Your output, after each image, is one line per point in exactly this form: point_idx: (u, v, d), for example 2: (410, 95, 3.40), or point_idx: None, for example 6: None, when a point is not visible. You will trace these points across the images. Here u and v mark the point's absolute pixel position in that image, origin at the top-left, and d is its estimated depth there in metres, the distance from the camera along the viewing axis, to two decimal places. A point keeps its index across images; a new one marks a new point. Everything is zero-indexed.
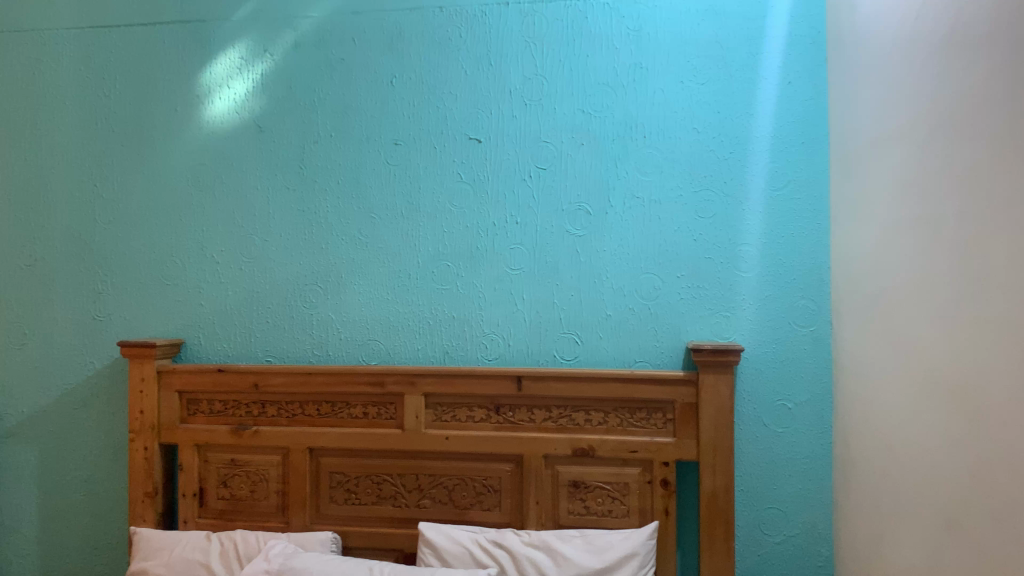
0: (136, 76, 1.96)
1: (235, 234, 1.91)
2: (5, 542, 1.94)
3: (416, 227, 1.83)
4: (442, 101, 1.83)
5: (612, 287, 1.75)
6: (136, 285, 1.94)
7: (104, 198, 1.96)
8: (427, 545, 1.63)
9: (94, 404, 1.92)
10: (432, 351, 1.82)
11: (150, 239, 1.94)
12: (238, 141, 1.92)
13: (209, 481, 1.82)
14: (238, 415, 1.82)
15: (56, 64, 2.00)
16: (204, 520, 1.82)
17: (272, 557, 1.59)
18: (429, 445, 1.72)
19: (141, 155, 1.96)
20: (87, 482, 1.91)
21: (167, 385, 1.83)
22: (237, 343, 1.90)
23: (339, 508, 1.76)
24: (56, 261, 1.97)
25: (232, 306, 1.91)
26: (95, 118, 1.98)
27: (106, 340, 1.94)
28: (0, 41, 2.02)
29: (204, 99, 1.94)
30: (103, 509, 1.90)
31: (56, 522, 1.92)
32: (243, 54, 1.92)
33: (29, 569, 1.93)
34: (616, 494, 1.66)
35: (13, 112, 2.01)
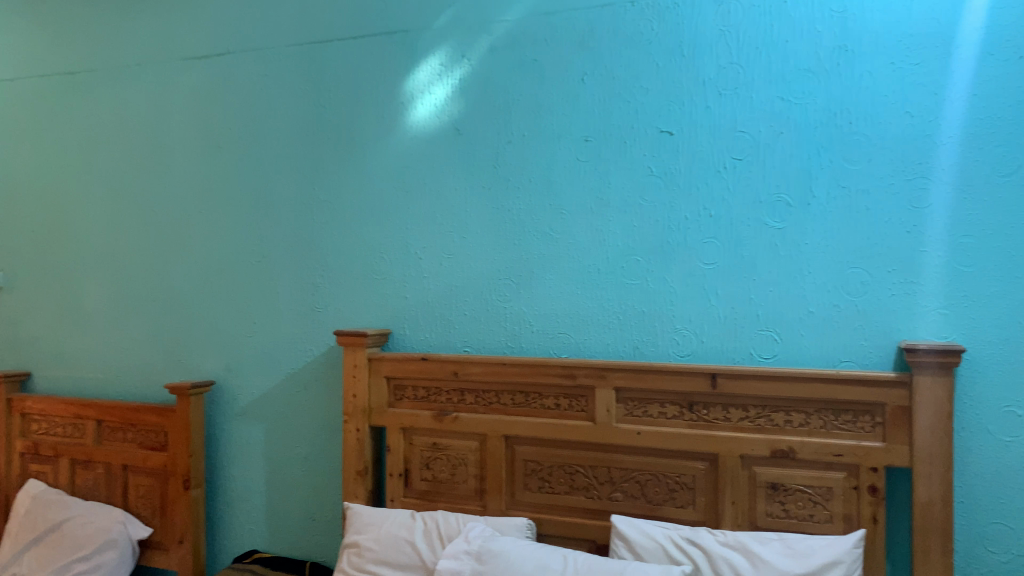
0: (348, 86, 2.12)
1: (436, 231, 2.02)
2: (238, 508, 2.17)
3: (607, 221, 1.85)
4: (634, 95, 1.84)
5: (813, 282, 1.68)
6: (348, 279, 2.10)
7: (320, 200, 2.14)
8: (619, 538, 1.65)
9: (313, 387, 2.10)
10: (624, 346, 1.83)
11: (359, 237, 2.09)
12: (438, 143, 2.02)
13: (413, 463, 1.94)
14: (439, 401, 1.92)
15: (279, 78, 2.20)
16: (409, 499, 1.94)
17: (472, 539, 1.68)
18: (621, 439, 1.73)
19: (352, 159, 2.11)
20: (306, 458, 2.09)
21: (376, 372, 1.97)
22: (438, 334, 2.01)
23: (533, 495, 1.82)
24: (280, 257, 2.17)
25: (432, 299, 2.02)
26: (312, 126, 2.16)
27: (323, 329, 2.11)
28: (233, 60, 2.25)
29: (408, 105, 2.06)
30: (320, 484, 2.07)
31: (280, 493, 2.12)
32: (443, 60, 2.02)
33: (258, 534, 2.15)
34: (818, 498, 1.59)
35: (244, 123, 2.24)
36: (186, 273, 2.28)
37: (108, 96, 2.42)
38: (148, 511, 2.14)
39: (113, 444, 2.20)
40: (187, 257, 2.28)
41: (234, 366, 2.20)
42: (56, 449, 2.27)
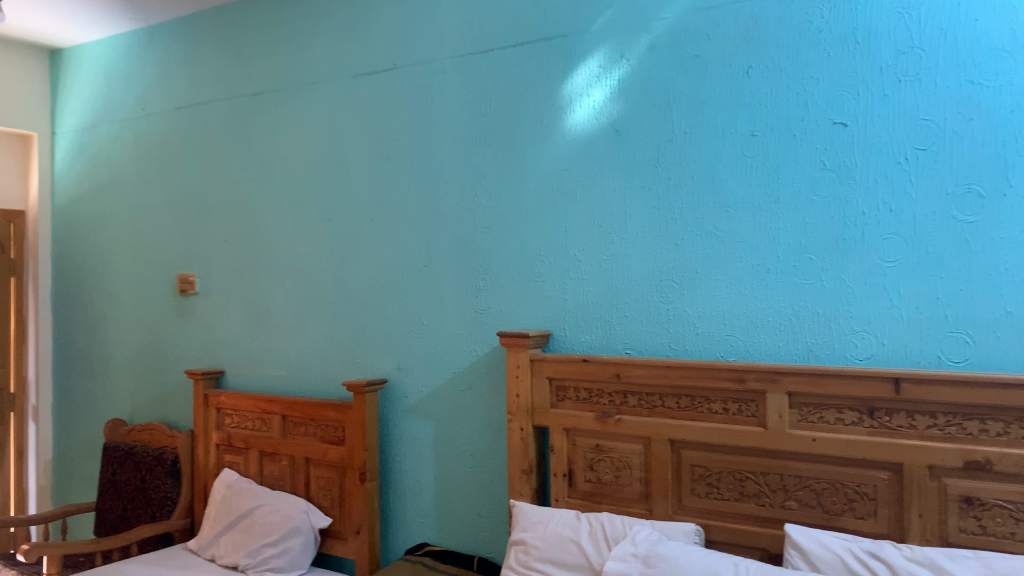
0: (508, 93, 2.17)
1: (597, 233, 2.02)
2: (410, 502, 2.27)
3: (775, 219, 1.79)
4: (803, 87, 1.76)
5: (1011, 280, 1.55)
6: (510, 282, 2.15)
7: (482, 205, 2.20)
8: (794, 548, 1.58)
9: (478, 387, 2.16)
10: (796, 348, 1.76)
11: (521, 240, 2.13)
12: (598, 145, 2.03)
13: (577, 464, 1.95)
14: (602, 403, 1.92)
15: (443, 89, 2.28)
16: (574, 499, 1.96)
17: (639, 543, 1.67)
18: (794, 445, 1.66)
19: (513, 163, 2.15)
20: (473, 456, 2.16)
21: (539, 373, 2.00)
22: (600, 336, 2.01)
23: (700, 500, 1.78)
24: (444, 261, 2.25)
25: (593, 300, 2.02)
26: (474, 132, 2.22)
27: (487, 331, 2.17)
28: (400, 74, 2.36)
29: (568, 108, 2.08)
30: (486, 482, 2.13)
31: (448, 489, 2.20)
32: (602, 61, 2.03)
33: (427, 528, 2.23)
34: (1020, 515, 1.46)
35: (410, 133, 2.34)
36: (359, 278, 2.42)
37: (288, 114, 2.60)
38: (328, 501, 2.27)
39: (297, 438, 2.36)
40: (359, 262, 2.42)
41: (404, 366, 2.31)
42: (247, 441, 2.47)
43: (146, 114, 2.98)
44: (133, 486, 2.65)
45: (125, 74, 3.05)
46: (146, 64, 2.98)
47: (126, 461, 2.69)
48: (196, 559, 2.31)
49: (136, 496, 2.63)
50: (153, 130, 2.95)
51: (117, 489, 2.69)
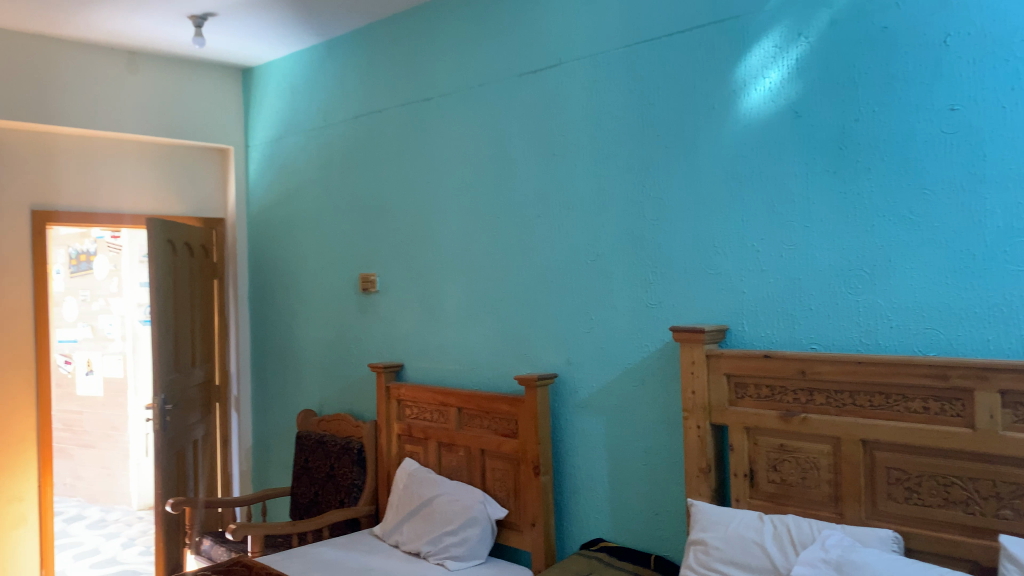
0: (677, 81, 2.11)
1: (776, 222, 1.93)
2: (584, 497, 2.27)
3: (981, 200, 1.63)
4: (1013, 52, 1.59)
5: None
6: (682, 275, 2.09)
7: (652, 197, 2.16)
8: (1010, 561, 1.43)
9: (650, 382, 2.13)
10: (1008, 342, 1.59)
11: (693, 231, 2.08)
12: (776, 129, 1.93)
13: (759, 464, 1.87)
14: (786, 401, 1.83)
15: (610, 81, 2.25)
16: (756, 500, 1.88)
17: (829, 549, 1.58)
18: (1009, 449, 1.51)
19: (684, 153, 2.10)
20: (647, 453, 2.12)
21: (717, 369, 1.94)
22: (782, 330, 1.92)
23: (898, 506, 1.66)
24: (614, 255, 2.23)
25: (774, 293, 1.93)
26: (642, 123, 2.18)
27: (659, 325, 2.12)
28: (566, 68, 2.36)
29: (741, 93, 1.99)
30: (661, 480, 2.09)
31: (623, 485, 2.18)
32: (778, 41, 1.93)
33: (602, 523, 2.22)
34: None
35: (576, 127, 2.33)
36: (529, 274, 2.44)
37: (457, 117, 2.67)
38: (504, 493, 2.31)
39: (472, 431, 2.42)
40: (528, 258, 2.44)
41: (575, 361, 2.31)
42: (425, 433, 2.56)
43: (328, 125, 3.16)
44: (323, 473, 2.83)
45: (307, 88, 3.25)
46: (326, 78, 3.17)
47: (317, 449, 2.87)
48: (381, 544, 2.43)
49: (326, 482, 2.80)
50: (334, 138, 3.14)
51: (309, 475, 2.88)
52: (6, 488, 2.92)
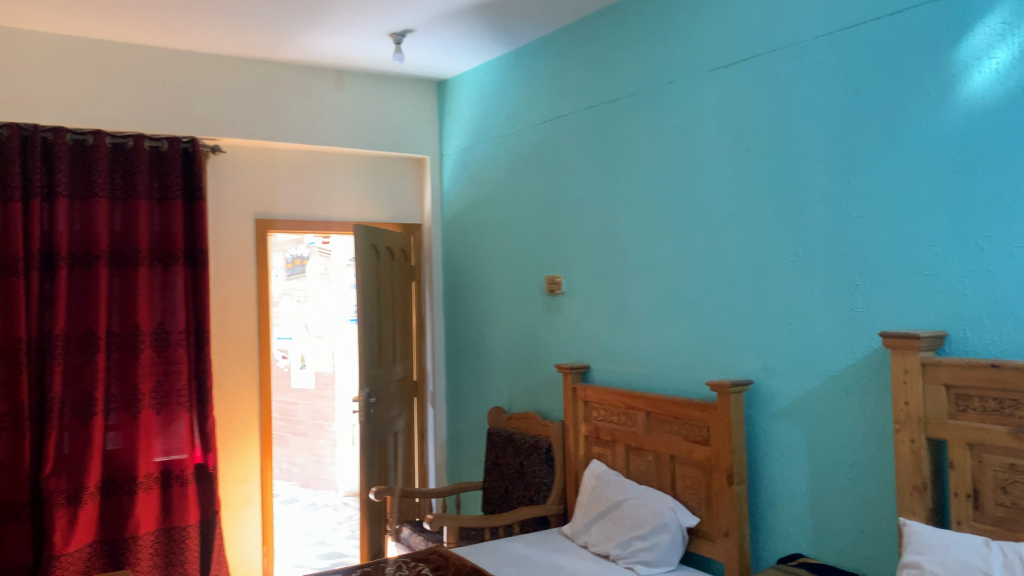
0: (886, 67, 1.96)
1: (1004, 216, 1.74)
2: (781, 509, 2.17)
3: None
4: None
5: None
6: (893, 276, 1.94)
7: (857, 193, 2.02)
8: None
9: (855, 391, 1.99)
10: None
11: (907, 228, 1.91)
12: (1005, 113, 1.73)
13: (985, 484, 1.69)
14: (1018, 416, 1.64)
15: (810, 72, 2.13)
16: (980, 524, 1.70)
17: None
18: None
19: (894, 144, 1.94)
20: (852, 467, 1.99)
21: (933, 378, 1.78)
22: (1012, 336, 1.72)
23: None
24: (815, 255, 2.11)
25: (1003, 295, 1.74)
26: (846, 115, 2.04)
27: (867, 331, 1.98)
28: (762, 61, 2.26)
29: (961, 76, 1.81)
30: (869, 496, 1.95)
31: (825, 500, 2.06)
32: (1007, 17, 1.73)
33: (801, 538, 2.11)
34: None
35: (773, 122, 2.23)
36: (721, 275, 2.37)
37: (646, 117, 2.65)
38: (695, 500, 2.26)
39: (661, 435, 2.38)
40: (721, 259, 2.37)
41: (771, 367, 2.21)
42: (614, 436, 2.56)
43: (517, 131, 3.24)
44: (513, 470, 2.90)
45: (497, 97, 3.35)
46: (515, 85, 3.24)
47: (507, 447, 2.95)
48: (570, 544, 2.45)
49: (516, 479, 2.87)
50: (523, 143, 3.21)
51: (500, 472, 2.96)
52: (234, 469, 3.25)
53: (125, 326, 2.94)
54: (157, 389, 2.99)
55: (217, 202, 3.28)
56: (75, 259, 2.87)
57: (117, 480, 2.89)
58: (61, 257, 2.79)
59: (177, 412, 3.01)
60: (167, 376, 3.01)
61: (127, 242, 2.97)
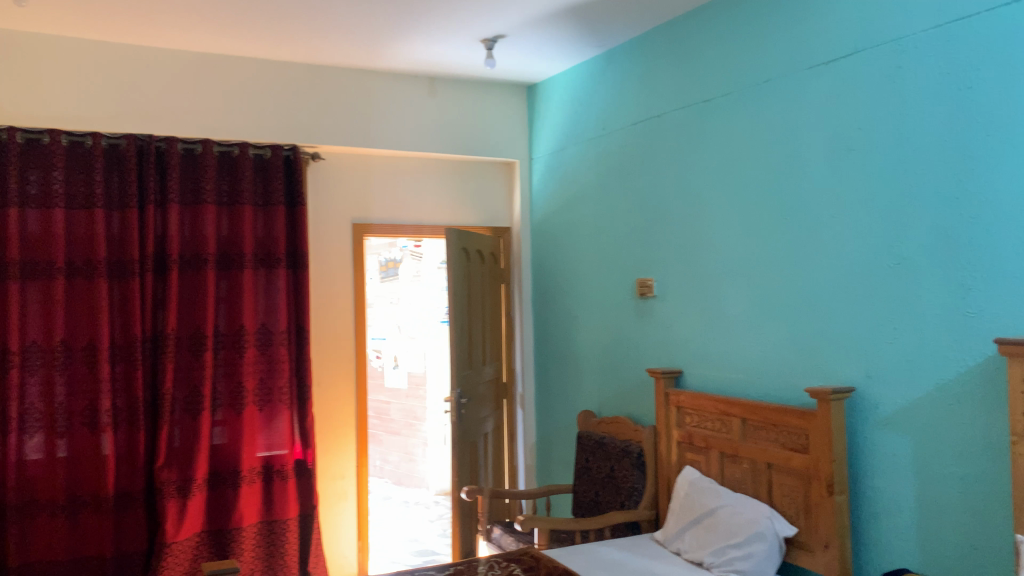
0: (1001, 59, 1.85)
1: None
2: (886, 522, 2.08)
3: None
4: None
5: None
6: (1009, 280, 1.83)
7: (969, 192, 1.91)
8: None
9: (968, 400, 1.89)
10: None
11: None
12: None
13: None
14: None
15: (917, 66, 2.03)
16: None
17: None
18: None
19: (1010, 140, 1.83)
20: (964, 480, 1.89)
21: None
22: None
23: None
24: (922, 258, 2.02)
25: None
26: (956, 110, 1.94)
27: (980, 337, 1.88)
28: (865, 56, 2.17)
29: None
30: (983, 511, 1.85)
31: (934, 514, 1.96)
32: None
33: (908, 553, 2.03)
34: None
35: (877, 120, 2.14)
36: (821, 278, 2.30)
37: (741, 117, 2.59)
38: (793, 510, 2.19)
39: (758, 442, 2.33)
40: (821, 262, 2.30)
41: (875, 374, 2.12)
42: (708, 442, 2.51)
43: (608, 133, 3.22)
44: (604, 474, 2.89)
45: (587, 99, 3.34)
46: (606, 87, 3.23)
47: (598, 451, 2.94)
48: (662, 550, 2.43)
49: (607, 483, 2.86)
50: (614, 145, 3.19)
51: (590, 475, 2.95)
52: (331, 466, 3.35)
53: (231, 326, 3.08)
54: (260, 387, 3.12)
55: (316, 207, 3.40)
56: (186, 262, 3.03)
57: (223, 473, 3.03)
58: (173, 259, 2.94)
59: (279, 408, 3.13)
60: (269, 374, 3.13)
61: (233, 246, 3.10)
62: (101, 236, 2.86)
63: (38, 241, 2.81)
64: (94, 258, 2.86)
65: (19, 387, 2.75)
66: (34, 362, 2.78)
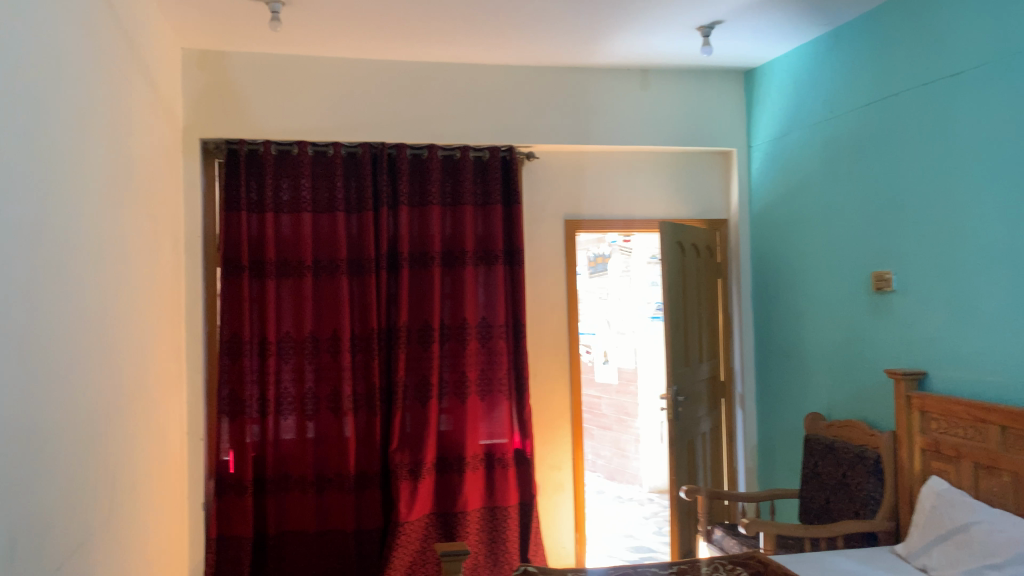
0: None
1: None
2: None
3: None
4: None
5: None
6: None
7: None
8: None
9: None
10: None
11: None
12: None
13: None
14: None
15: None
16: None
17: None
18: None
19: None
20: None
21: None
22: None
23: None
24: None
25: None
26: None
27: None
28: None
29: None
30: None
31: None
32: None
33: None
34: None
35: None
36: None
37: (996, 90, 2.32)
38: None
39: (1021, 454, 2.08)
40: None
41: None
42: (959, 451, 2.28)
43: (836, 117, 3.02)
44: (835, 480, 2.71)
45: (812, 82, 3.15)
46: (833, 68, 3.03)
47: (828, 455, 2.77)
48: (905, 565, 2.24)
49: (839, 490, 2.68)
50: (843, 129, 2.98)
51: (819, 480, 2.79)
52: (549, 457, 3.42)
53: (455, 319, 3.24)
54: (482, 377, 3.26)
55: (532, 205, 3.49)
56: (414, 259, 3.22)
57: (449, 459, 3.20)
58: (403, 257, 3.15)
59: (498, 399, 3.25)
60: (490, 366, 3.27)
61: (456, 244, 3.26)
62: (342, 237, 3.13)
63: (290, 242, 3.12)
64: (336, 258, 3.12)
65: (275, 373, 3.07)
66: (287, 351, 3.10)
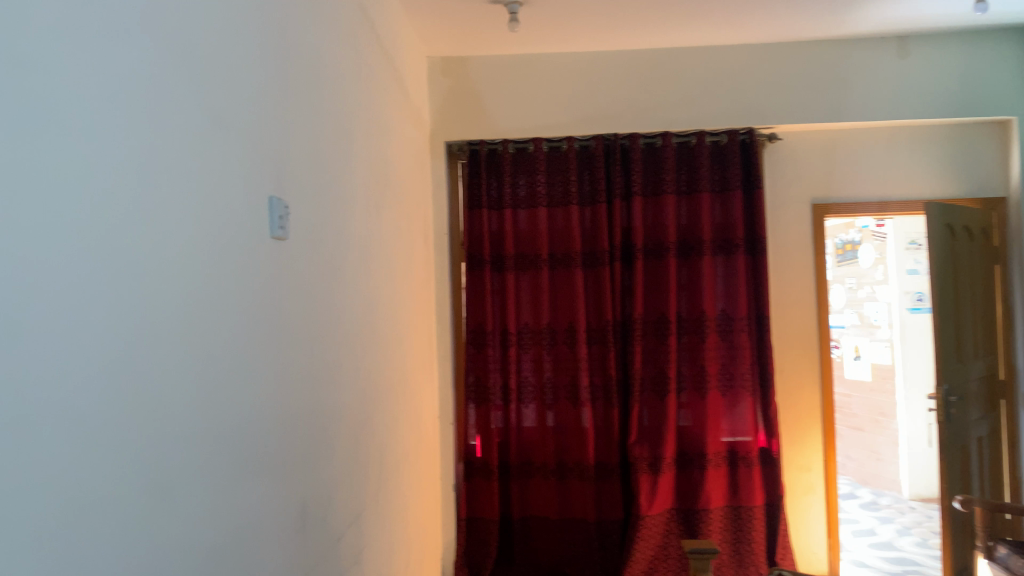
0: None
1: None
2: None
3: None
4: None
5: None
6: None
7: None
8: None
9: None
10: None
11: None
12: None
13: None
14: None
15: None
16: None
17: None
18: None
19: None
20: None
21: None
22: None
23: None
24: None
25: None
26: None
27: None
28: None
29: None
30: None
31: None
32: None
33: None
34: None
35: None
36: None
37: None
38: None
39: None
40: None
41: None
42: None
43: None
44: None
45: None
46: None
47: None
48: None
49: None
50: None
51: None
52: (796, 457, 3.24)
53: (693, 312, 3.16)
54: (722, 371, 3.15)
55: (774, 191, 3.33)
56: (650, 250, 3.18)
57: (690, 454, 3.13)
58: (638, 249, 3.12)
59: (741, 394, 3.12)
60: (731, 360, 3.14)
61: (693, 233, 3.17)
62: (577, 229, 3.16)
63: (528, 236, 3.21)
64: (572, 250, 3.16)
65: (516, 363, 3.18)
66: (527, 341, 3.20)
